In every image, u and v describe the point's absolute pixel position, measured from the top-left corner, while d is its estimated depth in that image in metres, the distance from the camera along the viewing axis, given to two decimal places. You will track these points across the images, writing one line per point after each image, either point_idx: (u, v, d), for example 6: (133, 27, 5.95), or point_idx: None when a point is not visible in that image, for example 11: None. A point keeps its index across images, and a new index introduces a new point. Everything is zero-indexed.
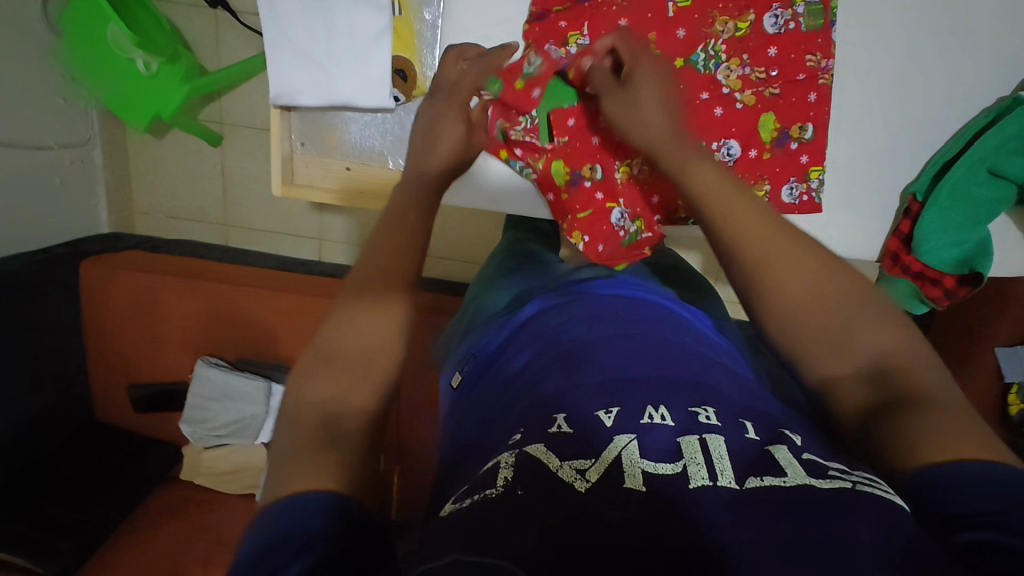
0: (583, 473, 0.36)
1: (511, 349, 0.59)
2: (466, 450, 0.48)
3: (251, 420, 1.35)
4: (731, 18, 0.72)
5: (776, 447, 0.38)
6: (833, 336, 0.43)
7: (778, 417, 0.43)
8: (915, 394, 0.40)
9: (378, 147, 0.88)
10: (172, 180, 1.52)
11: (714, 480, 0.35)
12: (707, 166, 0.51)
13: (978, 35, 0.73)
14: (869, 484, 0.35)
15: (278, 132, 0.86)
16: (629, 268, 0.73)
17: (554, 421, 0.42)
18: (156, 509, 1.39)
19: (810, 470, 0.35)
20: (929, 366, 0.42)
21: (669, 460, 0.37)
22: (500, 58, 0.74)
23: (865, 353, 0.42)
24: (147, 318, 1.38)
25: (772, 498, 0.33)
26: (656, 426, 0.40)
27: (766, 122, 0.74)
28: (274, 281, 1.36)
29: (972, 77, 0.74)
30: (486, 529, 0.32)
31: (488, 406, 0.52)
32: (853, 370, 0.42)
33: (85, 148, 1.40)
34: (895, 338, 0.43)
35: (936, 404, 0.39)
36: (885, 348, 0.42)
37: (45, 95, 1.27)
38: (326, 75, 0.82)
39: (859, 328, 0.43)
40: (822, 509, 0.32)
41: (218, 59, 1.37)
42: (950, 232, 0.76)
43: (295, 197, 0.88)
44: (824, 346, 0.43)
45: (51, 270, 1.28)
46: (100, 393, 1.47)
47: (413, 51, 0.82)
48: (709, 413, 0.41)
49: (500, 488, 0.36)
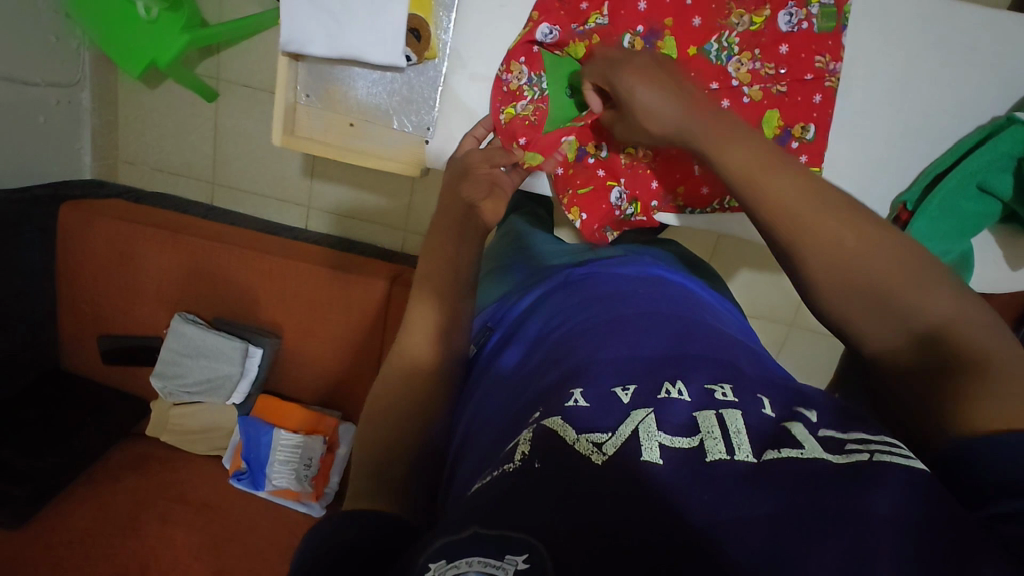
0: (599, 446, 0.35)
1: (527, 324, 0.57)
2: (477, 427, 0.46)
3: (224, 381, 1.31)
4: (747, 12, 0.73)
5: (792, 424, 0.37)
6: (883, 301, 0.43)
7: (810, 399, 0.42)
8: (965, 355, 0.39)
9: (383, 106, 0.87)
10: (160, 131, 1.48)
11: (732, 454, 0.34)
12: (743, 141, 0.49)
13: (979, 55, 0.75)
14: (888, 451, 0.34)
15: (284, 81, 0.86)
16: (649, 248, 0.74)
17: (571, 396, 0.40)
18: (115, 462, 1.35)
19: (826, 445, 0.35)
20: (985, 330, 0.40)
21: (684, 434, 0.36)
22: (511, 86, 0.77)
23: (910, 316, 0.42)
24: (125, 268, 1.34)
25: (791, 467, 0.33)
26: (673, 401, 0.39)
27: (770, 118, 0.75)
28: (261, 242, 1.32)
29: (969, 97, 0.76)
30: (505, 505, 0.32)
31: (501, 383, 0.50)
32: (900, 336, 0.42)
33: (74, 89, 1.36)
34: (946, 299, 0.42)
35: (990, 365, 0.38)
36: (935, 309, 0.41)
37: (38, 30, 1.23)
38: (339, 26, 0.80)
39: (899, 283, 0.42)
40: (843, 484, 0.31)
41: (220, 13, 1.34)
42: (937, 242, 0.79)
43: (294, 148, 0.89)
44: (866, 312, 0.43)
45: (30, 211, 1.24)
46: (68, 342, 1.44)
47: (430, 11, 0.78)
48: (726, 390, 0.41)
49: (518, 462, 0.35)
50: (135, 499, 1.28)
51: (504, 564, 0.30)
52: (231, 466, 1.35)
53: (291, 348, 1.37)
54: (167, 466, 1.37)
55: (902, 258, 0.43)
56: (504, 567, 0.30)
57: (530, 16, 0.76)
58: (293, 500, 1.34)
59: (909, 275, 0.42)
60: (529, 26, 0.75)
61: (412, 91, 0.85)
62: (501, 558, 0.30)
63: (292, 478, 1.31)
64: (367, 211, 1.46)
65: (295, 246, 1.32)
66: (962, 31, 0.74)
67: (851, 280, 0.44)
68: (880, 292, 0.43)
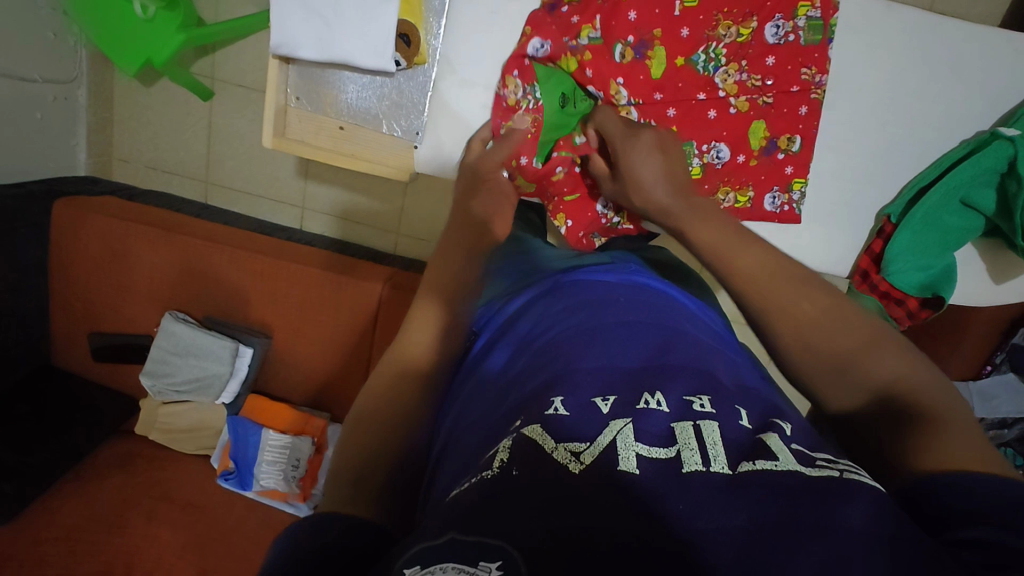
0: (577, 456, 0.36)
1: (511, 329, 0.57)
2: (457, 434, 0.46)
3: (214, 379, 1.32)
4: (734, 23, 0.73)
5: (767, 435, 0.38)
6: (843, 365, 0.44)
7: (783, 411, 0.44)
8: (921, 409, 0.41)
9: (373, 110, 0.87)
10: (155, 129, 1.48)
11: (708, 465, 0.35)
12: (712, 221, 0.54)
13: (965, 71, 0.75)
14: (855, 471, 0.36)
15: (275, 83, 0.86)
16: (636, 255, 0.74)
17: (550, 405, 0.40)
18: (104, 460, 1.35)
19: (798, 458, 0.35)
20: (937, 387, 0.42)
21: (662, 444, 0.37)
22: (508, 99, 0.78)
23: (869, 378, 0.43)
24: (117, 266, 1.34)
25: (767, 479, 0.33)
26: (652, 412, 0.39)
27: (756, 130, 0.77)
28: (253, 242, 1.32)
29: (954, 112, 0.77)
30: (481, 513, 0.32)
31: (483, 389, 0.50)
32: (860, 397, 0.43)
33: (70, 86, 1.36)
34: (900, 365, 0.43)
35: (941, 420, 0.40)
36: (890, 370, 0.43)
37: (35, 26, 1.24)
38: (329, 30, 0.80)
39: (860, 346, 0.44)
40: (813, 500, 0.32)
41: (217, 13, 1.35)
42: (918, 256, 0.80)
43: (285, 151, 0.89)
44: (830, 378, 0.44)
45: (24, 207, 1.24)
46: (59, 339, 1.44)
47: (420, 17, 0.79)
48: (704, 401, 0.41)
49: (496, 469, 0.35)
50: (122, 497, 1.28)
51: (477, 571, 0.29)
52: (220, 466, 1.35)
53: (282, 349, 1.37)
54: (154, 464, 1.36)
55: (863, 327, 0.45)
56: (477, 573, 0.29)
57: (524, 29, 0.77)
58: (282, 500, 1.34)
59: (866, 335, 0.45)
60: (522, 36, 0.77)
61: (402, 96, 0.85)
62: (475, 564, 0.29)
63: (279, 478, 1.31)
64: (361, 213, 1.46)
65: (288, 247, 1.32)
66: (948, 47, 0.75)
67: (816, 343, 0.45)
68: (842, 361, 0.44)
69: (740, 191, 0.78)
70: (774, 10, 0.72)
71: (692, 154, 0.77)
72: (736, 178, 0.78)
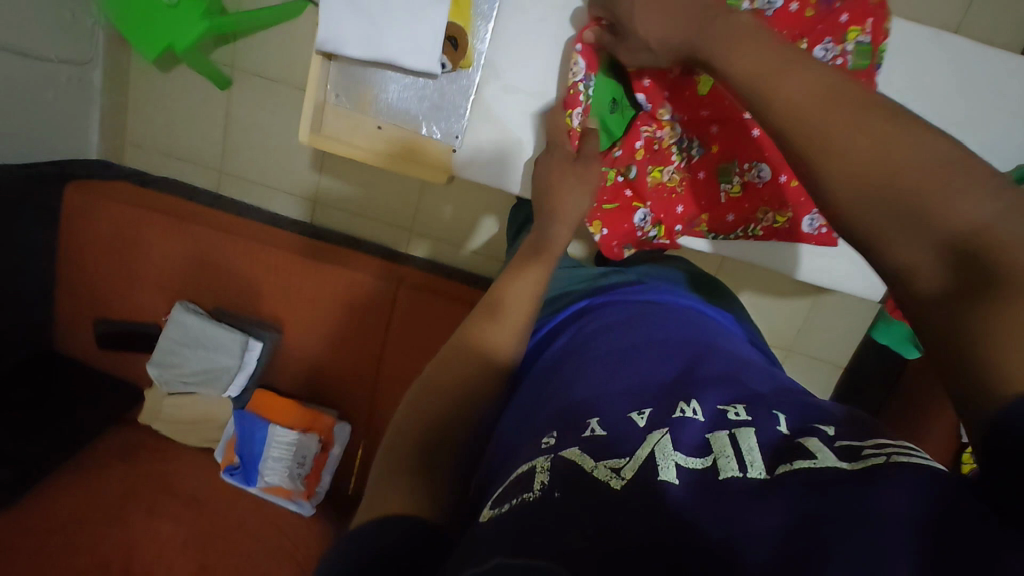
0: (617, 472, 0.36)
1: (543, 354, 0.57)
2: (495, 453, 0.46)
3: (222, 372, 1.29)
4: (784, 45, 0.72)
5: (807, 438, 0.37)
6: (904, 207, 0.36)
7: (841, 417, 0.41)
8: (993, 272, 0.32)
9: (413, 111, 0.86)
10: (169, 116, 1.47)
11: (745, 471, 0.35)
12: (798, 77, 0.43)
13: (1008, 101, 0.76)
14: (904, 454, 0.34)
15: (315, 80, 0.85)
16: (663, 272, 0.74)
17: (587, 426, 0.41)
18: (103, 449, 1.33)
19: (840, 454, 0.35)
20: None
21: (698, 454, 0.37)
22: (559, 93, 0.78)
23: (933, 227, 0.34)
24: (125, 252, 1.32)
25: (806, 480, 0.33)
26: (688, 421, 0.40)
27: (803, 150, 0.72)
28: (266, 236, 1.31)
29: (998, 143, 0.77)
30: (530, 537, 0.32)
31: (520, 407, 0.50)
32: (926, 253, 0.35)
33: (85, 68, 1.35)
34: (987, 199, 0.34)
35: (1021, 284, 0.30)
36: (963, 215, 0.34)
37: (54, 7, 1.22)
38: (375, 29, 0.79)
39: (930, 184, 0.35)
40: (851, 491, 0.32)
41: (240, 2, 1.33)
42: None
43: (321, 147, 0.88)
44: (886, 217, 0.37)
45: (33, 189, 1.23)
46: (63, 324, 1.41)
47: (468, 20, 0.78)
48: (739, 410, 0.41)
49: (537, 492, 0.36)
50: (123, 487, 1.26)
51: None
52: (224, 460, 1.33)
53: (289, 343, 1.35)
54: (156, 455, 1.34)
55: (940, 157, 0.36)
56: None
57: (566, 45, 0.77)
58: (284, 498, 1.31)
59: (940, 176, 0.35)
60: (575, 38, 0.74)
61: (443, 98, 0.83)
62: None
63: (284, 475, 1.30)
64: (375, 209, 1.45)
65: (302, 241, 1.31)
66: (992, 77, 0.75)
67: (869, 180, 0.37)
68: (899, 201, 0.36)
69: (779, 212, 0.76)
70: (824, 33, 0.71)
71: (733, 172, 0.77)
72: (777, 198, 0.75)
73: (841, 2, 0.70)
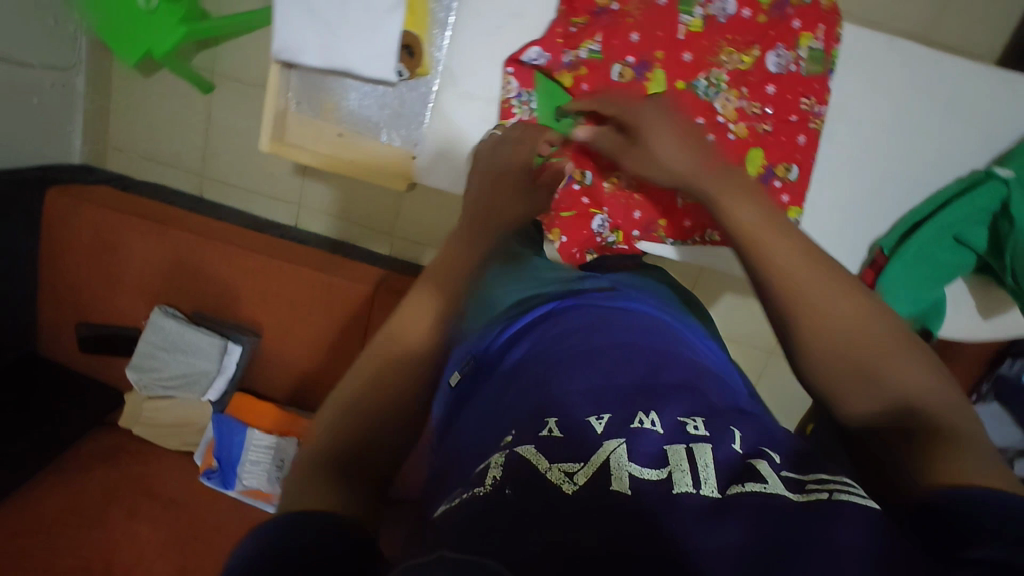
0: (570, 476, 0.36)
1: (505, 357, 0.56)
2: (456, 458, 0.46)
3: (200, 377, 1.30)
4: (737, 50, 0.75)
5: (758, 461, 0.38)
6: (860, 368, 0.46)
7: (781, 438, 0.42)
8: (929, 425, 0.41)
9: (374, 119, 0.88)
10: (152, 121, 1.48)
11: (698, 487, 0.35)
12: (749, 204, 0.54)
13: (964, 108, 0.76)
14: (846, 490, 0.35)
15: (275, 88, 0.87)
16: (636, 279, 0.74)
17: (545, 425, 0.41)
18: (85, 453, 1.33)
19: (788, 484, 0.35)
20: (952, 407, 0.43)
21: (654, 465, 0.37)
22: (505, 92, 0.79)
23: (889, 389, 0.44)
24: (107, 257, 1.33)
25: (755, 501, 0.33)
26: (645, 432, 0.40)
27: (755, 156, 0.74)
28: (244, 239, 1.32)
29: (953, 149, 0.78)
30: (474, 532, 0.32)
31: (481, 411, 0.50)
32: (877, 406, 0.44)
33: (68, 74, 1.35)
34: (918, 376, 0.45)
35: (950, 440, 0.40)
36: (910, 383, 0.44)
37: (35, 14, 1.22)
38: (334, 37, 0.81)
39: (882, 353, 0.46)
40: (801, 518, 0.32)
41: (221, 7, 1.34)
42: (912, 288, 0.78)
43: (282, 155, 0.90)
44: (846, 374, 0.46)
45: (15, 194, 1.23)
46: (46, 328, 1.42)
47: (425, 29, 0.79)
48: (697, 424, 0.41)
49: (488, 487, 0.36)
50: (107, 489, 1.27)
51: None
52: (203, 464, 1.32)
53: (269, 346, 1.36)
54: (137, 458, 1.35)
55: (887, 334, 0.47)
56: None
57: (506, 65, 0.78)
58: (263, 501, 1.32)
59: (888, 349, 0.46)
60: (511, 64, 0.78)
61: (404, 106, 0.85)
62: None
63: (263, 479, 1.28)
64: (357, 212, 1.46)
65: (283, 246, 1.32)
66: (951, 82, 0.75)
67: (835, 339, 0.47)
68: (860, 363, 0.46)
69: None
70: (776, 39, 0.74)
71: None
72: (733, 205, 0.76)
73: (794, 9, 0.73)
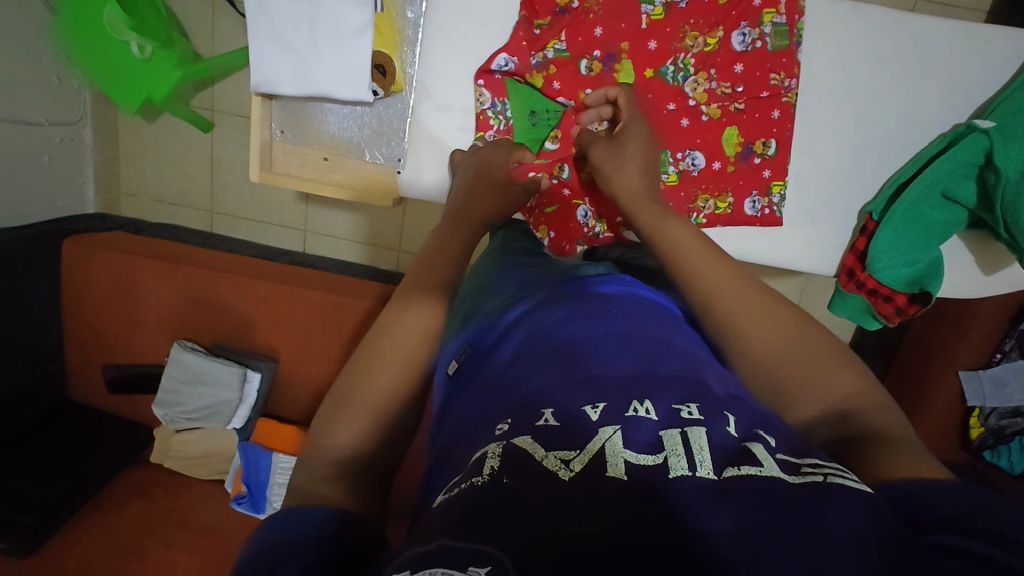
0: (567, 463, 0.35)
1: (498, 349, 0.54)
2: (452, 452, 0.45)
3: (223, 406, 1.34)
4: (700, 34, 0.81)
5: (753, 444, 0.36)
6: (803, 375, 0.48)
7: (769, 419, 0.41)
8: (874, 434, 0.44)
9: (355, 138, 0.92)
10: (159, 164, 1.53)
11: (694, 470, 0.33)
12: (684, 226, 0.60)
13: (931, 63, 0.79)
14: (840, 475, 0.34)
15: (259, 121, 0.91)
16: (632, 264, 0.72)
17: (541, 416, 0.40)
18: (121, 492, 1.38)
19: (783, 466, 0.34)
20: (882, 412, 0.46)
21: (650, 451, 0.35)
22: (478, 104, 0.84)
23: (832, 394, 0.47)
24: (125, 299, 1.38)
25: (751, 485, 0.32)
26: (639, 419, 0.38)
27: (730, 136, 0.84)
28: (254, 268, 1.36)
29: (923, 106, 0.81)
30: (472, 519, 0.32)
31: (476, 402, 0.49)
32: (823, 410, 0.46)
33: (76, 127, 1.41)
34: (854, 384, 0.47)
35: (895, 446, 0.42)
36: (845, 390, 0.47)
37: (39, 74, 1.28)
38: (307, 66, 0.86)
39: (820, 365, 0.48)
40: (798, 502, 0.31)
41: (214, 47, 1.38)
42: (902, 251, 0.81)
43: (273, 184, 0.94)
44: (792, 379, 0.48)
45: (34, 247, 1.29)
46: (75, 372, 1.48)
47: (394, 48, 0.86)
48: (692, 409, 0.39)
49: (487, 476, 0.35)
50: (141, 523, 1.31)
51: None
52: (233, 490, 1.36)
53: (288, 372, 1.40)
54: (170, 492, 1.39)
55: (818, 343, 0.50)
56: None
57: (478, 83, 0.84)
58: None
59: (825, 360, 0.49)
60: (483, 77, 0.84)
61: (382, 124, 0.90)
62: (464, 570, 0.29)
63: None
64: (362, 232, 1.48)
65: (293, 273, 1.37)
66: (915, 37, 0.79)
67: (775, 349, 0.49)
68: (802, 371, 0.48)
69: (719, 198, 0.85)
70: (739, 19, 0.80)
71: (668, 162, 0.85)
72: (715, 185, 0.85)
73: None
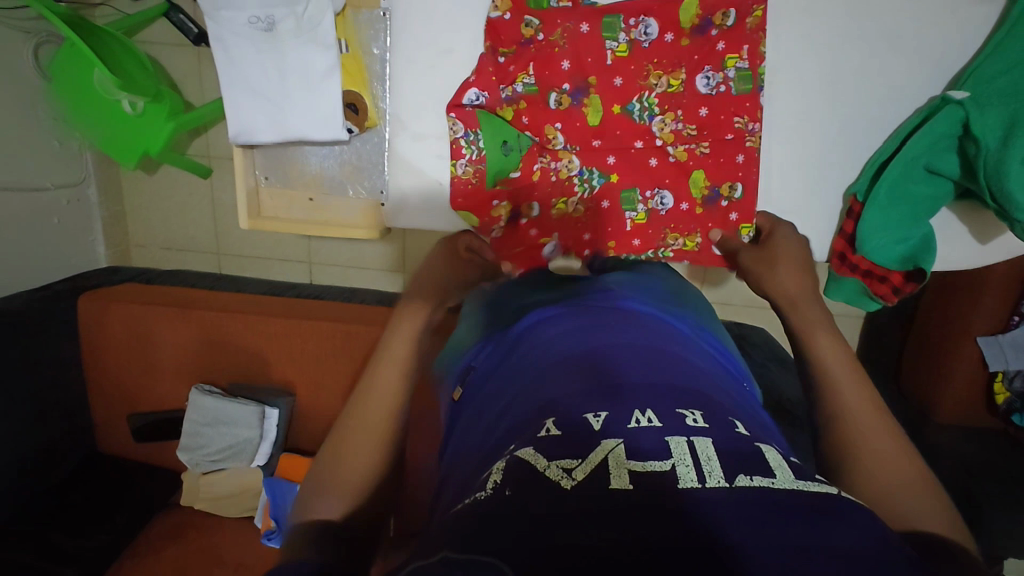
0: (569, 472, 0.35)
1: (501, 369, 0.54)
2: (459, 470, 0.45)
3: (245, 444, 1.37)
4: (664, 73, 0.83)
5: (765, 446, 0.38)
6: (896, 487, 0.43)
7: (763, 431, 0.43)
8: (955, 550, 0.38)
9: (338, 178, 0.96)
10: (163, 213, 1.57)
11: (704, 481, 0.33)
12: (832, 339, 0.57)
13: (902, 38, 0.79)
14: None
15: (242, 170, 0.96)
16: (633, 282, 0.72)
17: (543, 426, 0.40)
18: (155, 536, 1.40)
19: (797, 473, 0.35)
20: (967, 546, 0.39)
21: (658, 458, 0.35)
22: (455, 130, 0.86)
23: (921, 509, 0.41)
24: (141, 349, 1.41)
25: (765, 495, 0.32)
26: (643, 430, 0.38)
27: (697, 178, 0.86)
28: (266, 307, 1.39)
29: (902, 79, 0.80)
30: (478, 531, 0.31)
31: (482, 421, 0.49)
32: (906, 517, 0.41)
33: (79, 187, 1.46)
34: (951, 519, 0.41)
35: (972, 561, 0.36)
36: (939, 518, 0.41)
37: (39, 141, 1.32)
38: (281, 111, 0.90)
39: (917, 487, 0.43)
40: (801, 515, 0.31)
41: (202, 94, 1.42)
42: (893, 231, 0.80)
43: (261, 229, 0.98)
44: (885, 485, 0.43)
45: (51, 306, 1.33)
46: (102, 424, 1.51)
47: (364, 86, 0.89)
48: (696, 416, 0.40)
49: (489, 489, 0.35)
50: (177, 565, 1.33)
51: None
52: (263, 526, 1.36)
53: (306, 404, 1.42)
54: (203, 532, 1.41)
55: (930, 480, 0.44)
56: None
57: (450, 116, 0.86)
58: None
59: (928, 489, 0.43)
60: (455, 108, 0.85)
61: (361, 159, 0.95)
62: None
63: None
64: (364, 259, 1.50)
65: (303, 305, 1.40)
66: (881, 19, 0.78)
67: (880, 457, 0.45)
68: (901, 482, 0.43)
69: (687, 237, 0.87)
70: (703, 63, 0.81)
71: (637, 200, 0.88)
72: (684, 223, 0.88)
73: (716, 31, 0.79)
